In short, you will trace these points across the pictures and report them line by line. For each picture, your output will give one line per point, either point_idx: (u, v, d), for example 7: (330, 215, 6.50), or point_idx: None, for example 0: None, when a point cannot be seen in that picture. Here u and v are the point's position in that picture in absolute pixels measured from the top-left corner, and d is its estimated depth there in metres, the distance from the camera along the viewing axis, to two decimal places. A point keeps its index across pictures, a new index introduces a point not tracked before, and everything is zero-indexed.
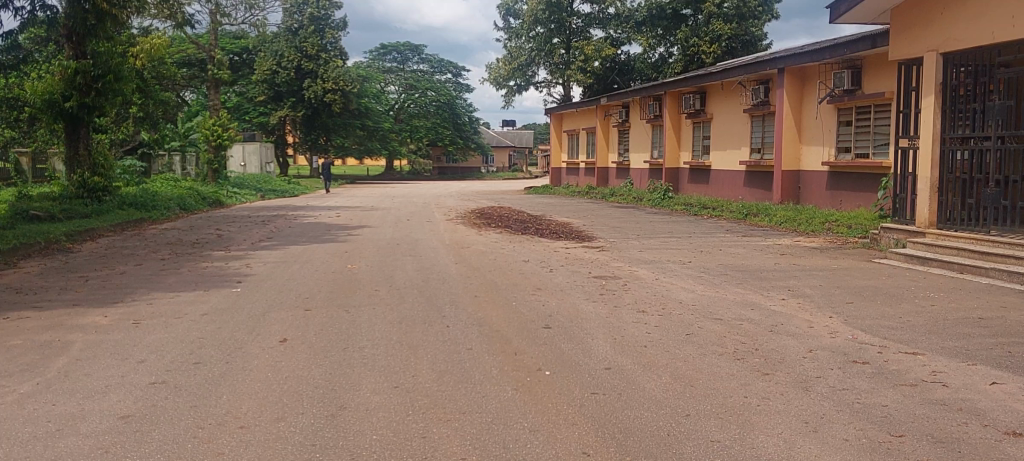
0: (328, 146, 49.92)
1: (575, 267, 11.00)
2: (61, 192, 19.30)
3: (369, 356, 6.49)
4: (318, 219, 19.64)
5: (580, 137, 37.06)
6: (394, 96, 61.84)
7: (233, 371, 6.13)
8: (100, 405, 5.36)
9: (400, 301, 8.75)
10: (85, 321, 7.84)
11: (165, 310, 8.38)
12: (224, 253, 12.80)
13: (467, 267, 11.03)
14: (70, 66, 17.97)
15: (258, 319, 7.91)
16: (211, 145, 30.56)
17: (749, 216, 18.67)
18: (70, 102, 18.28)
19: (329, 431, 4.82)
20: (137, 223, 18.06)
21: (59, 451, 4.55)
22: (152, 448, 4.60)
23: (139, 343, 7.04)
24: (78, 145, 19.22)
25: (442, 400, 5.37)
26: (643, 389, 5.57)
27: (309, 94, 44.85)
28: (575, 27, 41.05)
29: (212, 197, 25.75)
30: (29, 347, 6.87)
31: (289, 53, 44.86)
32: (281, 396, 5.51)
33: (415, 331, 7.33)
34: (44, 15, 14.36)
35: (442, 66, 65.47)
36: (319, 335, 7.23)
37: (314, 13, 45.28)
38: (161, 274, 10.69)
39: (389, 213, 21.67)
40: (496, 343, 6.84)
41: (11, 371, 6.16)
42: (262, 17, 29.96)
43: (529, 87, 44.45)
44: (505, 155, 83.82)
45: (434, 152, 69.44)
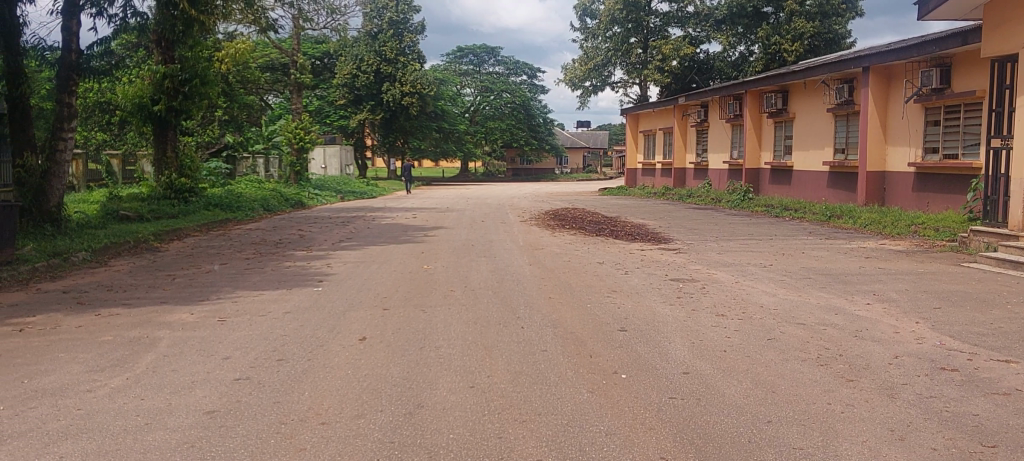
0: (405, 149, 50.62)
1: (652, 269, 10.93)
2: (151, 192, 19.97)
3: (444, 356, 6.53)
4: (394, 219, 19.86)
5: (657, 137, 36.76)
6: (471, 98, 62.29)
7: (313, 369, 6.23)
8: (187, 400, 5.51)
9: (476, 301, 8.81)
10: (173, 318, 8.08)
11: (249, 308, 8.59)
12: (305, 253, 13.05)
13: (542, 268, 11.04)
14: (158, 71, 18.62)
15: (337, 319, 8.04)
16: (294, 148, 31.16)
17: (832, 218, 18.23)
18: (158, 106, 18.97)
19: (406, 430, 4.87)
20: (222, 223, 18.58)
21: (148, 445, 4.68)
22: (237, 442, 4.70)
23: (224, 339, 7.22)
24: (166, 148, 19.86)
25: (517, 401, 5.38)
26: (722, 395, 5.47)
27: (388, 97, 45.59)
28: (652, 26, 40.66)
29: (294, 198, 26.34)
30: (120, 343, 7.12)
31: (368, 57, 45.53)
32: (361, 394, 5.59)
33: (492, 331, 7.37)
34: (135, 23, 14.89)
35: (518, 67, 65.84)
36: (397, 334, 7.31)
37: (393, 17, 45.94)
38: (246, 274, 10.93)
39: (465, 213, 21.77)
40: (571, 345, 6.82)
41: (103, 366, 6.39)
42: (343, 21, 30.44)
43: (606, 87, 44.12)
44: (580, 156, 83.75)
45: (509, 154, 69.74)
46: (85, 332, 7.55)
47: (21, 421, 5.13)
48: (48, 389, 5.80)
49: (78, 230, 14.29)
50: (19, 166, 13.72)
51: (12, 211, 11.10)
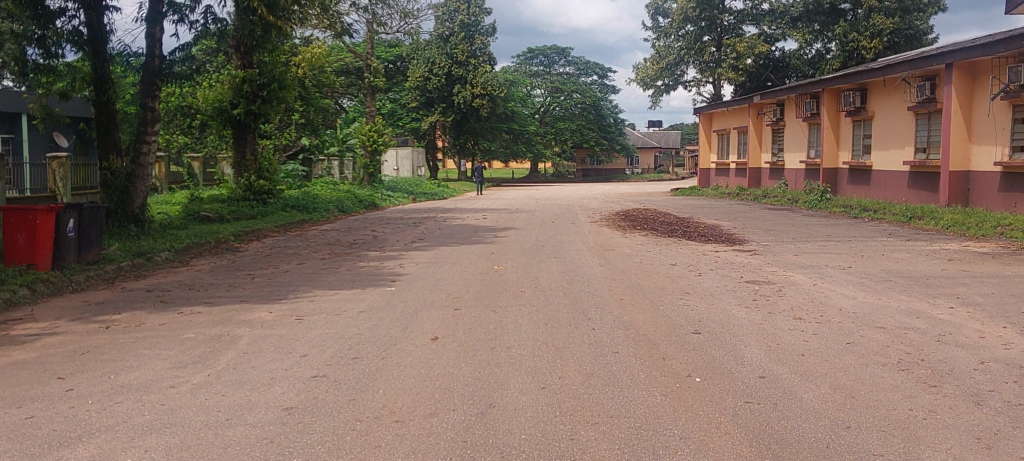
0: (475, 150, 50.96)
1: (725, 271, 10.79)
2: (231, 194, 20.50)
3: (515, 357, 6.56)
4: (465, 221, 19.96)
5: (730, 136, 36.25)
6: (540, 99, 62.31)
7: (387, 367, 6.31)
8: (265, 396, 5.63)
9: (545, 302, 8.81)
10: (252, 317, 8.28)
11: (326, 307, 8.76)
12: (379, 253, 13.24)
13: (613, 270, 10.99)
14: (238, 75, 19.15)
15: (410, 318, 8.14)
16: (367, 150, 31.63)
17: (913, 219, 17.75)
18: (238, 110, 19.51)
19: (479, 429, 4.90)
20: (299, 224, 18.98)
21: (228, 440, 4.81)
22: (315, 439, 4.79)
23: (302, 337, 7.37)
24: (245, 150, 20.37)
25: (589, 402, 5.37)
26: (799, 400, 5.37)
27: (459, 99, 45.97)
28: (726, 24, 40.11)
29: (368, 200, 26.76)
30: (201, 341, 7.31)
31: (440, 60, 45.97)
32: (433, 392, 5.65)
33: (562, 332, 7.36)
34: (215, 28, 15.37)
35: (588, 68, 65.70)
36: (468, 334, 7.36)
37: (464, 20, 46.26)
38: (321, 273, 11.13)
39: (535, 215, 21.81)
40: (643, 347, 6.78)
41: (186, 363, 6.58)
42: (415, 25, 30.75)
43: (678, 86, 43.66)
44: (650, 156, 83.09)
45: (579, 154, 69.62)
46: (169, 330, 7.79)
47: (108, 414, 5.31)
48: (134, 385, 5.99)
49: (161, 230, 14.74)
50: (106, 168, 14.27)
51: (99, 211, 11.49)
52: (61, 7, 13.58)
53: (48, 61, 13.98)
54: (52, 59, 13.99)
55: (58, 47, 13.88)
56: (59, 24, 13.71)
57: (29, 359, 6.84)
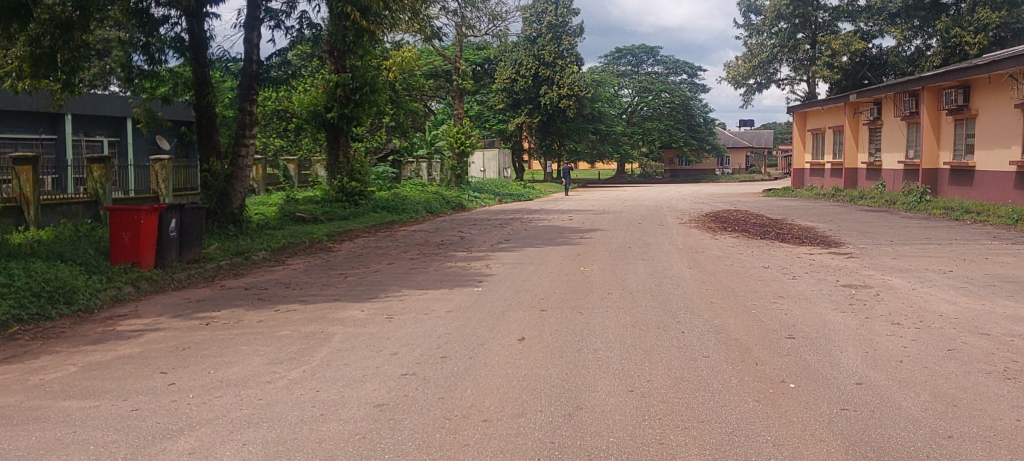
0: (562, 151, 50.95)
1: (820, 275, 10.53)
2: (324, 196, 21.01)
3: (603, 359, 6.53)
4: (552, 222, 19.99)
5: (826, 136, 35.35)
6: (628, 99, 62.01)
7: (476, 367, 6.38)
8: (358, 393, 5.76)
9: (634, 305, 8.75)
10: (345, 315, 8.47)
11: (415, 306, 8.90)
12: (467, 254, 13.38)
13: (703, 272, 10.85)
14: (331, 80, 19.67)
15: (498, 318, 8.21)
16: (455, 151, 31.96)
17: (1019, 222, 17.01)
18: (331, 113, 20.00)
19: (566, 430, 4.91)
20: (388, 225, 19.34)
21: (322, 435, 4.93)
22: (405, 436, 4.87)
23: (393, 335, 7.52)
24: (338, 153, 20.81)
25: (678, 406, 5.31)
26: (898, 408, 5.21)
27: (546, 101, 46.04)
28: (822, 21, 39.19)
29: (455, 201, 27.04)
30: (296, 337, 7.52)
31: (527, 61, 46.15)
32: (521, 392, 5.69)
33: (651, 335, 7.30)
34: (311, 33, 15.82)
35: (678, 66, 65.04)
36: (555, 335, 7.37)
37: (552, 21, 46.43)
38: (411, 273, 11.30)
39: (622, 216, 21.72)
40: (735, 352, 6.68)
41: (282, 358, 6.78)
42: (504, 27, 30.86)
43: (771, 84, 42.87)
44: (742, 156, 81.64)
45: (667, 154, 68.96)
46: (265, 326, 8.05)
47: (209, 408, 5.51)
48: (232, 380, 6.20)
49: (258, 230, 15.20)
50: (206, 170, 14.80)
51: (199, 212, 11.90)
52: (165, 15, 14.14)
53: (152, 67, 14.63)
54: (155, 64, 14.62)
55: (162, 53, 14.49)
56: (163, 31, 14.28)
57: (134, 354, 7.14)
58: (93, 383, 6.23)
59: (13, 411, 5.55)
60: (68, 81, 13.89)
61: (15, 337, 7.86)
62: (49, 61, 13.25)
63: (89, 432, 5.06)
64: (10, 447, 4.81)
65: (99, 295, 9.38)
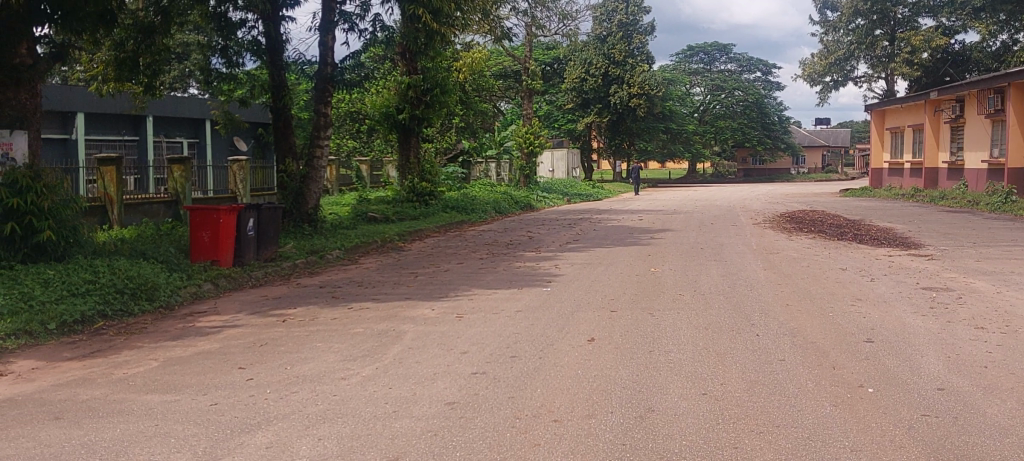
0: (632, 151, 50.64)
1: (900, 277, 10.25)
2: (396, 196, 21.31)
3: (675, 361, 6.47)
4: (621, 222, 19.92)
5: (905, 134, 34.40)
6: (699, 98, 61.38)
7: (545, 367, 6.38)
8: (430, 391, 5.82)
9: (707, 307, 8.64)
10: (415, 314, 8.56)
11: (484, 305, 8.95)
12: (537, 254, 13.41)
13: (777, 274, 10.68)
14: (403, 82, 19.94)
15: (567, 318, 8.21)
16: (524, 152, 32.01)
17: None
18: (403, 114, 20.25)
19: (638, 432, 4.88)
20: (459, 224, 19.52)
21: (395, 431, 5.00)
22: (476, 434, 4.91)
23: (463, 334, 7.57)
24: (409, 154, 21.05)
25: (753, 410, 5.24)
26: (983, 415, 5.05)
27: (615, 100, 45.80)
28: (901, 17, 38.12)
29: (524, 201, 27.11)
30: (369, 335, 7.65)
31: (597, 60, 46.03)
32: (592, 393, 5.67)
33: (723, 338, 7.22)
34: (383, 35, 16.01)
35: (752, 64, 63.99)
36: (626, 336, 7.33)
37: (623, 19, 45.85)
38: (481, 273, 11.37)
39: (693, 216, 21.51)
40: (811, 355, 6.55)
41: (355, 355, 6.90)
42: (574, 26, 30.75)
43: (848, 82, 41.85)
44: (818, 155, 79.94)
45: (740, 153, 68.00)
46: (339, 324, 8.19)
47: (285, 403, 5.63)
48: (307, 376, 6.32)
49: (331, 230, 15.48)
50: (282, 171, 15.13)
51: (276, 212, 12.16)
52: (243, 19, 14.47)
53: (230, 70, 15.02)
54: (233, 68, 15.00)
55: (239, 56, 14.85)
56: (241, 34, 14.62)
57: (214, 349, 7.35)
58: (175, 377, 6.43)
59: (98, 404, 5.77)
60: (150, 84, 14.35)
61: (101, 332, 8.15)
62: (132, 65, 13.72)
63: (170, 425, 5.22)
64: (96, 438, 5.00)
65: (180, 292, 9.67)
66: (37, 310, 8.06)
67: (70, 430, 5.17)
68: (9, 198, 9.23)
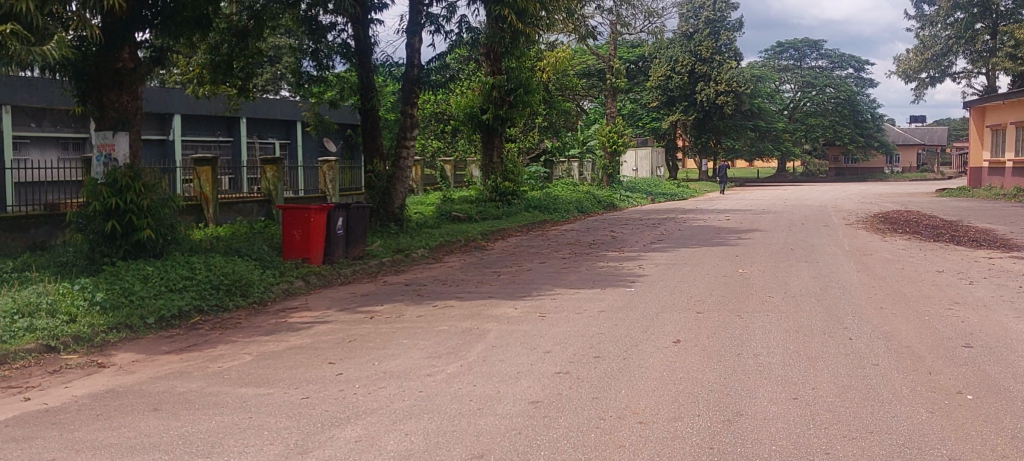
0: (718, 150, 49.73)
1: (1000, 281, 9.85)
2: (479, 196, 21.47)
3: (764, 365, 6.36)
4: (708, 222, 19.63)
5: (1007, 132, 33.05)
6: (789, 95, 60.21)
7: (629, 368, 6.36)
8: (514, 389, 5.85)
9: (797, 310, 8.46)
10: (499, 312, 8.62)
11: (568, 305, 8.95)
12: (621, 254, 13.34)
13: (870, 276, 10.40)
14: (488, 82, 20.08)
15: (653, 319, 8.15)
16: (608, 151, 31.84)
17: None
18: (487, 115, 20.40)
19: (726, 436, 4.82)
20: (541, 224, 19.53)
21: (480, 428, 5.05)
22: (560, 433, 4.92)
23: (547, 334, 7.58)
24: (492, 154, 21.18)
25: (846, 416, 5.12)
26: None
27: (701, 98, 45.19)
28: (1004, 9, 36.44)
29: (607, 200, 26.99)
30: (454, 333, 7.74)
31: (683, 58, 45.61)
32: (677, 396, 5.62)
33: (814, 342, 7.06)
34: (468, 36, 16.16)
35: (843, 61, 62.33)
36: (713, 338, 7.24)
37: (710, 16, 45.70)
38: (564, 273, 11.39)
39: (782, 216, 21.08)
40: (906, 360, 6.37)
41: (440, 353, 6.99)
42: (660, 24, 30.48)
43: (946, 78, 40.57)
44: (913, 154, 77.37)
45: (831, 152, 66.34)
46: (424, 321, 8.31)
47: (373, 398, 5.75)
48: (394, 372, 6.43)
49: (417, 230, 15.70)
50: (370, 171, 15.40)
51: (364, 211, 12.38)
52: (332, 22, 14.79)
53: (320, 73, 15.39)
54: (323, 70, 15.37)
55: (329, 59, 15.20)
56: (331, 37, 14.94)
57: (304, 344, 7.55)
58: (268, 371, 6.63)
59: (195, 396, 5.98)
60: (243, 87, 14.80)
61: (197, 327, 8.46)
62: (227, 68, 14.17)
63: (263, 418, 5.39)
64: (192, 429, 5.19)
65: (273, 288, 9.96)
66: (137, 305, 8.41)
67: (169, 421, 5.38)
68: (110, 197, 9.65)
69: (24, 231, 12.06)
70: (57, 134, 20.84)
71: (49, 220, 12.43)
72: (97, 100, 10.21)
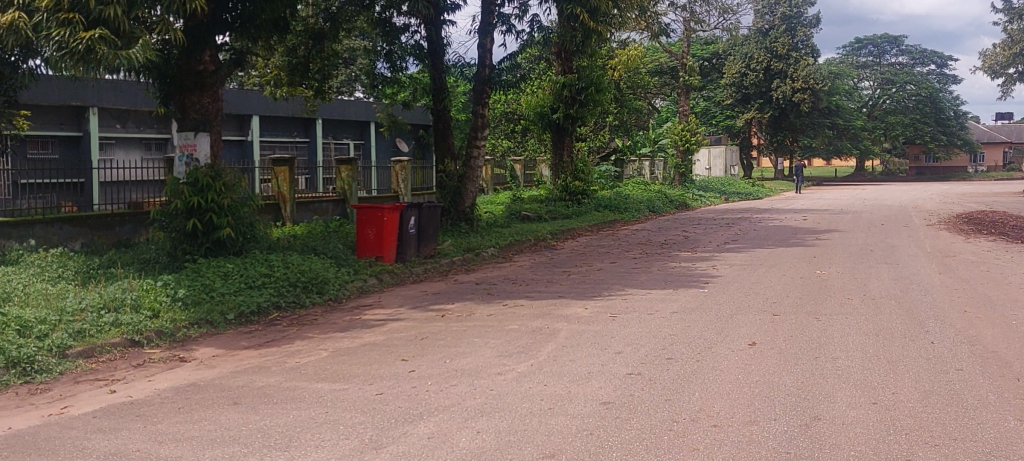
0: (795, 148, 48.73)
1: None
2: (549, 195, 21.48)
3: (842, 368, 6.22)
4: (783, 222, 19.28)
5: None
6: (868, 92, 58.74)
7: (702, 370, 6.29)
8: (585, 390, 5.84)
9: (876, 312, 8.25)
10: (570, 312, 8.62)
11: (639, 306, 8.90)
12: (693, 254, 13.21)
13: (953, 278, 10.08)
14: (558, 81, 20.05)
15: (727, 321, 8.05)
16: (680, 150, 31.52)
17: None
18: (557, 114, 20.40)
19: (804, 441, 4.74)
20: (612, 224, 19.44)
21: (552, 428, 5.06)
22: (632, 435, 4.90)
23: (618, 334, 7.55)
24: (562, 154, 21.14)
25: (928, 422, 4.98)
26: None
27: (777, 95, 44.39)
28: None
29: (679, 199, 26.73)
30: (525, 332, 7.77)
31: (758, 55, 44.82)
32: (752, 399, 5.54)
33: (895, 345, 6.88)
34: (539, 35, 16.16)
35: (925, 57, 60.49)
36: (789, 341, 7.11)
37: (786, 12, 44.73)
38: (635, 273, 11.34)
39: (861, 216, 20.57)
40: (993, 366, 6.16)
41: (510, 351, 7.03)
42: (735, 20, 30.02)
43: None
44: (999, 152, 74.68)
45: (913, 150, 64.47)
46: (495, 320, 8.36)
47: (445, 395, 5.81)
48: (466, 370, 6.49)
49: (487, 229, 15.79)
50: (442, 171, 15.54)
51: (436, 210, 12.51)
52: (406, 24, 14.97)
53: (393, 74, 15.59)
54: (397, 72, 15.57)
55: (403, 60, 15.38)
56: (404, 39, 15.12)
57: (377, 341, 7.66)
58: (343, 367, 6.75)
59: (274, 390, 6.13)
60: (319, 88, 15.08)
61: (275, 322, 8.66)
62: (304, 70, 14.46)
63: (339, 413, 5.49)
64: (270, 423, 5.32)
65: (347, 286, 10.14)
66: (217, 301, 8.65)
67: (248, 415, 5.52)
68: (192, 197, 9.94)
69: (110, 229, 12.52)
70: (141, 134, 21.54)
71: (133, 218, 12.89)
72: (180, 101, 10.57)
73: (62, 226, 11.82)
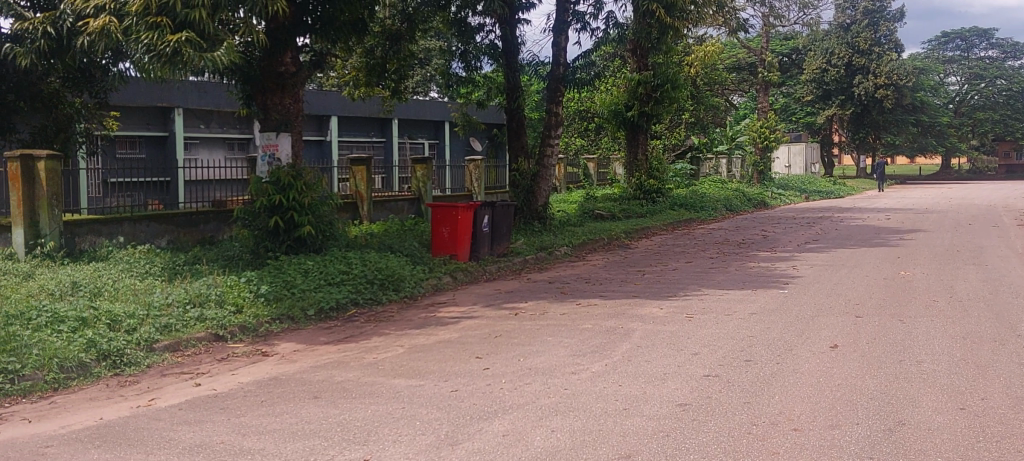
0: (877, 146, 47.40)
1: None
2: (623, 194, 21.34)
3: (927, 373, 6.04)
4: (865, 221, 18.79)
5: None
6: (955, 88, 56.79)
7: (782, 373, 6.18)
8: (662, 390, 5.80)
9: (964, 315, 7.99)
10: (644, 312, 8.56)
11: (715, 306, 8.79)
12: (771, 254, 12.97)
13: None
14: (633, 78, 19.91)
15: (807, 323, 7.89)
16: (758, 147, 30.95)
17: None
18: (632, 111, 20.26)
19: (887, 446, 4.62)
20: (687, 222, 19.21)
21: (627, 429, 5.04)
22: (710, 437, 4.85)
23: (694, 335, 7.47)
24: (636, 152, 20.97)
25: (1019, 430, 4.80)
26: None
27: (859, 91, 43.25)
28: None
29: (757, 198, 26.28)
30: (599, 331, 7.75)
31: (839, 50, 43.73)
32: (834, 403, 5.43)
33: (984, 349, 6.65)
34: (614, 33, 16.07)
35: (1017, 50, 58.16)
36: (873, 344, 6.93)
37: (868, 7, 43.73)
38: (711, 273, 11.19)
39: (948, 215, 19.89)
40: None
41: (584, 351, 7.01)
42: (815, 15, 29.35)
43: None
44: None
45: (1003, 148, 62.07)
46: (569, 319, 8.35)
47: (519, 394, 5.84)
48: (540, 369, 6.51)
49: (560, 228, 15.79)
50: (516, 169, 15.59)
51: (510, 208, 12.57)
52: (481, 23, 15.05)
53: (468, 73, 15.70)
54: (472, 71, 15.67)
55: (477, 60, 15.47)
56: (479, 39, 15.21)
57: (452, 339, 7.73)
58: (419, 364, 6.83)
59: (352, 385, 6.25)
60: (395, 88, 15.28)
61: (353, 319, 8.81)
62: (381, 70, 14.67)
63: (415, 409, 5.56)
64: (349, 417, 5.42)
65: (422, 283, 10.26)
66: (298, 297, 8.85)
67: (328, 409, 5.64)
68: (274, 195, 10.18)
69: (195, 227, 12.90)
70: (224, 135, 22.15)
71: (217, 216, 13.26)
72: (262, 102, 10.83)
73: (149, 223, 12.25)
